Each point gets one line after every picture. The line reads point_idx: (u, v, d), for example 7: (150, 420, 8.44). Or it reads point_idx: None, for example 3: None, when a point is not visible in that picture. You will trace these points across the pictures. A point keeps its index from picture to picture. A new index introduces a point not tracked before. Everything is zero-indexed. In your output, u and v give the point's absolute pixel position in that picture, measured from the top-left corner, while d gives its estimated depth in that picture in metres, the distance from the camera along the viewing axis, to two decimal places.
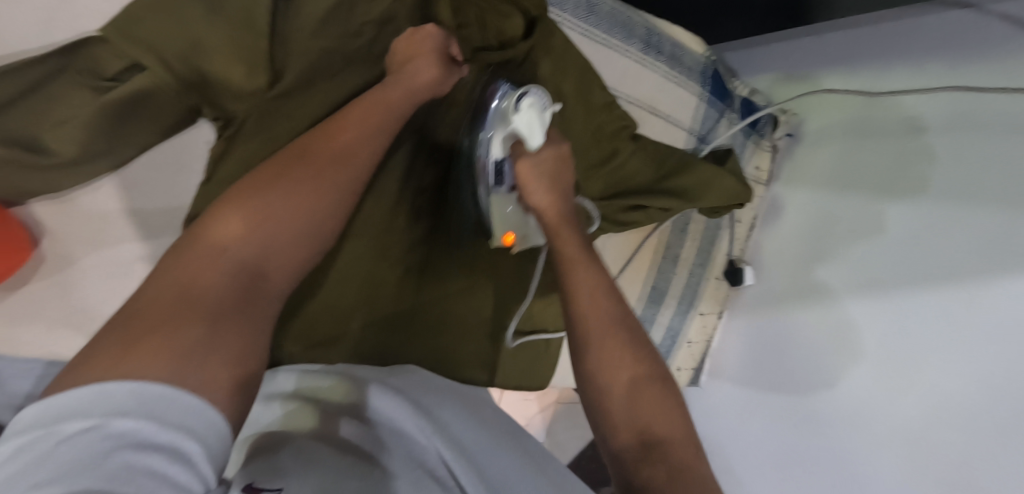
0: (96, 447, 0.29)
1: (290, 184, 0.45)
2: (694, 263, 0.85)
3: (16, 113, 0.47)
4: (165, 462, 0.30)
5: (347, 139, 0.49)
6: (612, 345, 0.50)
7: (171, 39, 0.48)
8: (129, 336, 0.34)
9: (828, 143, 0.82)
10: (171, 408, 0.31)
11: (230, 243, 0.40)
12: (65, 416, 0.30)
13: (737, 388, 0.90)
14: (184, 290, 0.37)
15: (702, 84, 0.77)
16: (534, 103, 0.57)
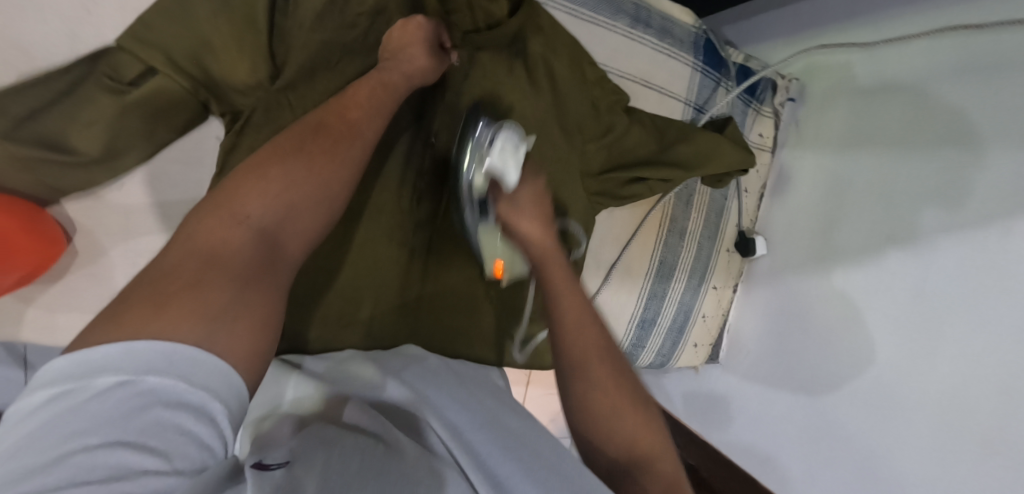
0: (127, 405, 0.30)
1: (301, 160, 0.47)
2: (702, 236, 0.85)
3: (46, 119, 0.51)
4: (191, 422, 0.31)
5: (356, 117, 0.53)
6: (598, 367, 0.53)
7: (182, 40, 0.53)
8: (158, 296, 0.35)
9: (833, 104, 0.80)
10: (198, 369, 0.33)
11: (248, 212, 0.43)
12: (95, 371, 0.31)
13: (757, 362, 0.88)
14: (209, 256, 0.39)
15: (694, 54, 0.77)
16: (508, 143, 0.59)
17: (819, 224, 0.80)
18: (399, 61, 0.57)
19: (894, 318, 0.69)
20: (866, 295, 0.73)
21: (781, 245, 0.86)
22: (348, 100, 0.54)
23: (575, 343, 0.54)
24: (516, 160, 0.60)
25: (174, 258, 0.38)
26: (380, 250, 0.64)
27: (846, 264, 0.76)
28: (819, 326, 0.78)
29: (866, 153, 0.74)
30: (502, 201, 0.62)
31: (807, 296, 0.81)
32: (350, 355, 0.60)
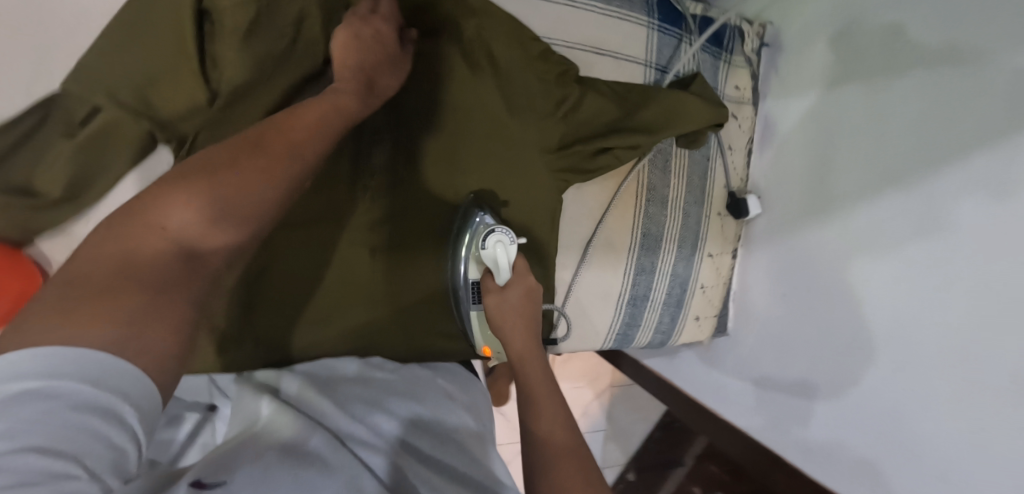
0: (34, 409, 0.31)
1: (239, 174, 0.45)
2: (688, 202, 0.80)
3: (11, 167, 0.55)
4: (103, 424, 0.33)
5: (301, 135, 0.50)
6: (567, 470, 0.48)
7: (121, 77, 0.56)
8: (58, 305, 0.36)
9: (811, 39, 0.74)
10: (112, 373, 0.34)
11: (171, 221, 0.42)
12: (1, 380, 0.31)
13: (767, 330, 0.81)
14: (121, 264, 0.39)
15: (647, 12, 0.74)
16: (501, 240, 0.64)
17: (814, 172, 0.74)
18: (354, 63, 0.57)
19: (896, 254, 0.62)
20: (866, 239, 0.66)
21: (776, 201, 0.80)
22: (294, 116, 0.51)
23: (545, 432, 0.52)
24: (505, 260, 0.65)
25: (80, 271, 0.38)
26: (341, 252, 0.65)
27: (847, 209, 0.69)
28: (824, 280, 0.72)
29: (856, 86, 0.67)
30: (491, 292, 0.65)
31: (810, 248, 0.74)
32: (319, 364, 0.60)
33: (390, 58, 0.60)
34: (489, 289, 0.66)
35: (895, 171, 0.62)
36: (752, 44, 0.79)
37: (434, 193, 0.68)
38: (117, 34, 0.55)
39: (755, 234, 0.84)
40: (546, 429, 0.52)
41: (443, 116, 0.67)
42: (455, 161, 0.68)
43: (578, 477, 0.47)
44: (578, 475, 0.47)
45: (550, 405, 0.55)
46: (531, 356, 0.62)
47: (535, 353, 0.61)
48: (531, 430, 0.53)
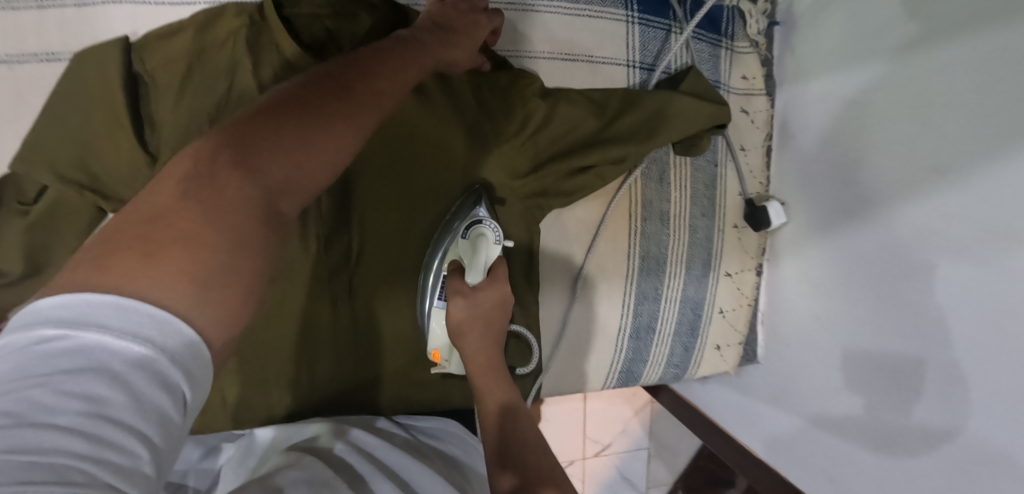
0: (116, 371, 0.25)
1: (322, 111, 0.39)
2: (695, 216, 0.69)
3: None
4: (171, 405, 0.26)
5: (380, 81, 0.45)
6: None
7: (65, 151, 0.55)
8: (155, 238, 0.29)
9: (831, 10, 0.62)
10: (185, 347, 0.27)
11: (256, 163, 0.34)
12: (78, 324, 0.25)
13: (797, 358, 0.69)
14: (205, 204, 0.31)
15: (625, 5, 0.65)
16: (483, 235, 0.60)
17: (843, 169, 0.62)
18: (443, 36, 0.54)
19: (954, 267, 0.50)
20: (910, 250, 0.54)
21: (798, 203, 0.68)
22: (369, 71, 0.45)
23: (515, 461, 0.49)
24: (483, 260, 0.60)
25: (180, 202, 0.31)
26: (297, 311, 0.59)
27: (884, 208, 0.57)
28: (864, 299, 0.60)
29: (896, 64, 0.55)
30: (457, 296, 0.58)
31: (843, 254, 0.62)
32: (358, 416, 0.58)
33: (476, 34, 0.57)
34: (457, 290, 0.58)
35: (943, 162, 0.51)
36: (756, 25, 0.68)
37: (396, 235, 0.62)
38: (56, 108, 0.55)
39: (779, 244, 0.71)
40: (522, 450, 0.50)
41: (394, 151, 0.60)
42: (413, 199, 0.62)
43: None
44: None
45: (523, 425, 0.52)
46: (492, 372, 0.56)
47: (497, 367, 0.56)
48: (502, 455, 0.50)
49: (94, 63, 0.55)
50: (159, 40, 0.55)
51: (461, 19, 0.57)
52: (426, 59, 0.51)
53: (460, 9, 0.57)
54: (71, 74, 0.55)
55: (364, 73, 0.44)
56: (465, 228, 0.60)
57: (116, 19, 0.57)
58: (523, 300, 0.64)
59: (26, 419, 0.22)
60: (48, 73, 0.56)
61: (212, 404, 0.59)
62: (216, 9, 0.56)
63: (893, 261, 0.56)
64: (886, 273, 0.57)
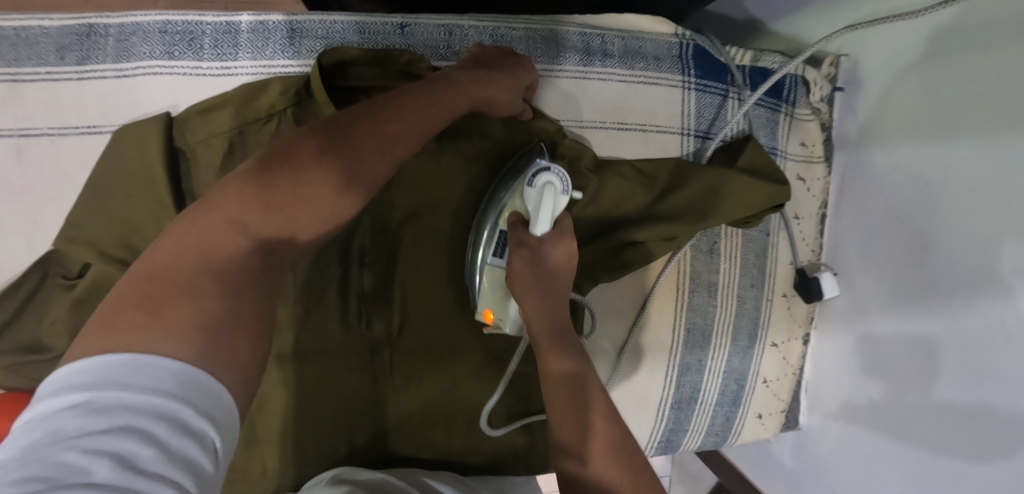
0: (139, 427, 0.27)
1: (319, 167, 0.42)
2: (742, 286, 0.67)
3: (25, 324, 0.54)
4: (196, 452, 0.28)
5: (394, 126, 0.46)
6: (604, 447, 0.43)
7: (107, 231, 0.53)
8: (155, 297, 0.33)
9: (905, 76, 0.58)
10: (203, 396, 0.30)
11: (250, 217, 0.39)
12: (100, 386, 0.28)
13: (844, 430, 0.66)
14: (203, 261, 0.36)
15: (682, 70, 0.62)
16: (551, 184, 0.53)
17: (906, 249, 0.58)
18: (481, 74, 0.52)
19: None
20: (982, 350, 0.50)
21: (855, 277, 0.65)
22: (385, 113, 0.46)
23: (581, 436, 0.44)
24: (550, 209, 0.53)
25: (178, 254, 0.36)
26: (341, 383, 0.59)
27: (951, 300, 0.53)
28: (908, 382, 0.58)
29: (967, 140, 0.51)
30: (521, 246, 0.53)
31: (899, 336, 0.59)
32: (423, 470, 0.57)
33: (519, 76, 0.54)
34: (522, 241, 0.53)
35: (1002, 267, 0.49)
36: (820, 91, 0.67)
37: (441, 306, 0.62)
38: (99, 184, 0.53)
39: (831, 317, 0.69)
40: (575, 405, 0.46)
41: (442, 227, 0.60)
42: (455, 272, 0.61)
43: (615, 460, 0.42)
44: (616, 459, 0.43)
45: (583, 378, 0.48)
46: (561, 344, 0.50)
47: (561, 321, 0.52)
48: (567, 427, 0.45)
49: (139, 136, 0.53)
50: (200, 114, 0.54)
51: (505, 58, 0.55)
52: (459, 98, 0.50)
53: (503, 52, 0.55)
54: (117, 150, 0.53)
55: (380, 119, 0.45)
56: (529, 176, 0.53)
57: (155, 89, 0.55)
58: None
59: (61, 483, 0.24)
60: (88, 146, 0.55)
61: (252, 474, 0.58)
62: (262, 82, 0.54)
63: (964, 368, 0.52)
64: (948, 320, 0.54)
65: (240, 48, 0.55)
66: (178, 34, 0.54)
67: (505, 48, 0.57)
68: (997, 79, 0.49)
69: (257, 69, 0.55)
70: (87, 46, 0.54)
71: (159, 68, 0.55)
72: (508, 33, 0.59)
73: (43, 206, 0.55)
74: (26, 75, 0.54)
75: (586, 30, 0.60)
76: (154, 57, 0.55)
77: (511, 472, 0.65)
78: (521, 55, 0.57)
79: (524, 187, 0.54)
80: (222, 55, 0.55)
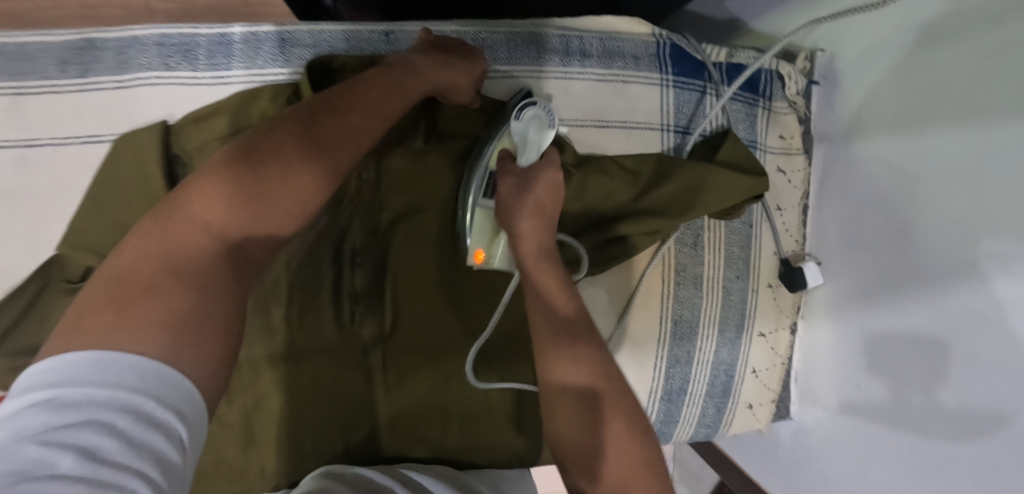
0: (103, 420, 0.32)
1: (279, 163, 0.47)
2: (728, 277, 0.68)
3: (27, 327, 0.56)
4: (160, 441, 0.34)
5: (350, 118, 0.51)
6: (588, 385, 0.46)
7: (107, 235, 0.55)
8: (125, 297, 0.39)
9: (883, 66, 0.60)
10: (167, 390, 0.36)
11: (213, 218, 0.45)
12: (65, 384, 0.33)
13: (834, 418, 0.67)
14: (169, 262, 0.42)
15: (660, 69, 0.64)
16: (538, 117, 0.55)
17: (886, 239, 0.60)
18: (438, 59, 0.55)
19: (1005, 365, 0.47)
20: (963, 334, 0.51)
21: (839, 267, 0.67)
22: (341, 109, 0.51)
23: (574, 382, 0.46)
24: (540, 142, 0.56)
25: (145, 258, 0.42)
26: (335, 380, 0.61)
27: (936, 286, 0.54)
28: (911, 384, 0.57)
29: (942, 128, 0.53)
30: (505, 178, 0.54)
31: (891, 315, 0.59)
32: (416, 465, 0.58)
33: (478, 63, 0.58)
34: (508, 172, 0.55)
35: (978, 254, 0.50)
36: (795, 85, 0.68)
37: (432, 304, 0.63)
38: (98, 191, 0.56)
39: (818, 306, 0.70)
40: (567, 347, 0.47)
41: (432, 226, 0.62)
42: (447, 269, 0.63)
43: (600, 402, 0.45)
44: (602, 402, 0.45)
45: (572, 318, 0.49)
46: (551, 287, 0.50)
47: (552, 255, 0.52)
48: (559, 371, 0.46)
49: (137, 144, 0.55)
50: (196, 122, 0.56)
51: (460, 46, 0.58)
52: (418, 84, 0.54)
53: (456, 39, 0.58)
54: (115, 158, 0.56)
55: (336, 113, 0.50)
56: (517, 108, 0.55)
57: (152, 99, 0.57)
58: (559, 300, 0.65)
59: (30, 473, 0.29)
60: (88, 155, 0.57)
61: (252, 473, 0.59)
62: (255, 90, 0.56)
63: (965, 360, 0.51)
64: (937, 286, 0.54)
65: (234, 58, 0.57)
66: (174, 46, 0.57)
67: (457, 35, 0.59)
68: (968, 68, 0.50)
69: (251, 77, 0.58)
70: (87, 59, 0.57)
71: (156, 79, 0.57)
72: (490, 37, 0.61)
73: (41, 214, 0.57)
74: (29, 88, 0.56)
75: (565, 31, 0.62)
76: (151, 69, 0.57)
77: (506, 464, 0.66)
78: (474, 46, 0.59)
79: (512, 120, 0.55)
80: (216, 65, 0.57)
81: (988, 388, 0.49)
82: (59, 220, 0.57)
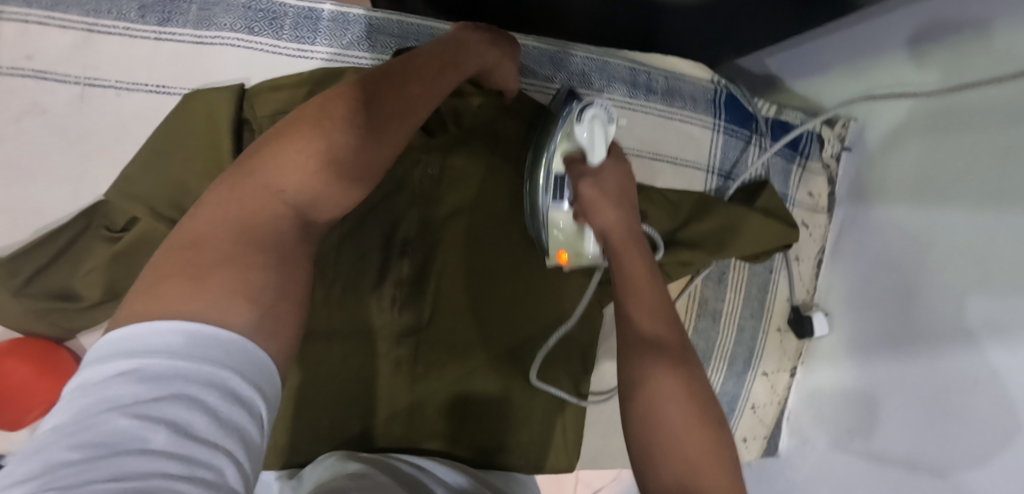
0: (191, 394, 0.28)
1: (339, 125, 0.42)
2: (743, 316, 0.73)
3: (60, 269, 0.54)
4: (246, 420, 0.30)
5: (412, 91, 0.48)
6: (665, 365, 0.43)
7: (159, 189, 0.53)
8: (200, 269, 0.33)
9: (906, 143, 0.66)
10: (248, 364, 0.31)
11: (287, 186, 0.39)
12: (151, 354, 0.29)
13: (822, 460, 0.72)
14: (247, 230, 0.36)
15: (715, 113, 0.69)
16: (597, 115, 0.55)
17: (894, 297, 0.65)
18: (485, 37, 0.57)
19: (989, 416, 0.54)
20: (940, 384, 0.59)
21: (842, 321, 0.73)
22: (404, 80, 0.48)
23: (645, 349, 0.45)
24: (603, 137, 0.55)
25: (220, 223, 0.36)
26: (363, 365, 0.61)
27: (930, 344, 0.60)
28: (856, 431, 0.68)
29: (958, 209, 0.59)
30: (583, 177, 0.56)
31: (852, 388, 0.70)
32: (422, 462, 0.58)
33: (513, 47, 0.60)
34: (582, 172, 0.56)
35: (969, 322, 0.57)
36: (832, 150, 0.75)
37: (470, 302, 0.64)
38: (159, 143, 0.54)
39: (820, 355, 0.75)
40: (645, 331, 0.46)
41: (488, 227, 0.64)
42: (492, 268, 0.65)
43: (678, 380, 0.43)
44: (679, 380, 0.43)
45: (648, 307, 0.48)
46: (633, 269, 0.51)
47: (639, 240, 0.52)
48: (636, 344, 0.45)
49: (205, 102, 0.55)
50: (271, 90, 0.56)
51: (497, 31, 0.59)
52: (470, 62, 0.55)
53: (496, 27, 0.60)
54: (181, 113, 0.55)
55: (398, 83, 0.47)
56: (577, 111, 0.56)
57: (230, 61, 0.57)
58: (590, 313, 0.69)
59: (119, 447, 0.25)
60: (152, 104, 0.56)
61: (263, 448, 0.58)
62: (334, 68, 0.57)
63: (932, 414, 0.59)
64: (931, 364, 0.60)
65: (320, 34, 0.59)
66: (261, 12, 0.58)
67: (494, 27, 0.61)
68: (987, 161, 0.56)
69: (331, 55, 0.59)
70: (169, 9, 0.56)
71: (237, 40, 0.57)
72: (567, 57, 0.66)
73: (95, 156, 0.56)
74: (103, 27, 0.55)
75: (634, 64, 0.67)
76: (233, 30, 0.57)
77: (523, 472, 0.67)
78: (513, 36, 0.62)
79: (574, 124, 0.56)
80: (300, 38, 0.59)
81: (987, 421, 0.54)
82: (113, 168, 0.56)
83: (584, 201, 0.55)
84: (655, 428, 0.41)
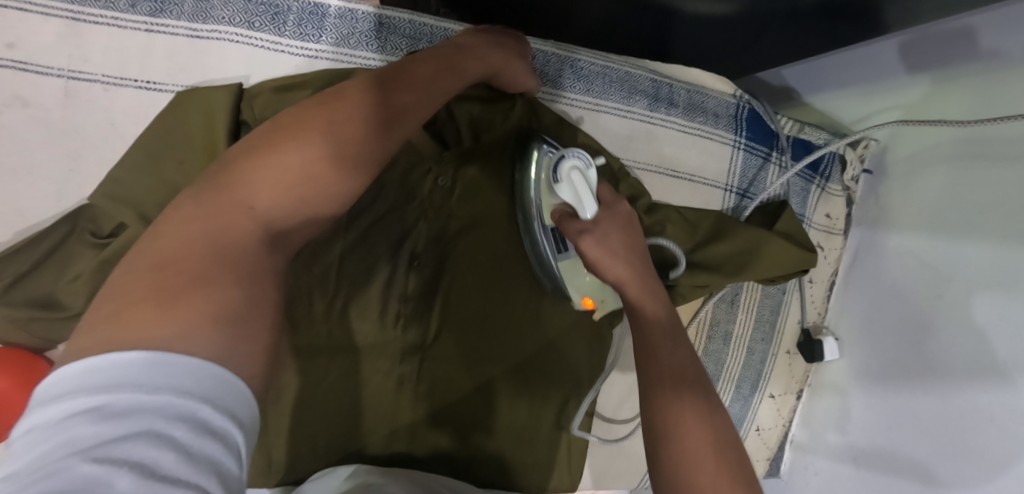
0: (157, 430, 0.23)
1: (324, 136, 0.38)
2: (754, 338, 0.73)
3: (44, 276, 0.50)
4: (221, 452, 0.24)
5: (405, 97, 0.44)
6: (701, 447, 0.40)
7: (152, 193, 0.50)
8: (170, 290, 0.29)
9: (930, 168, 0.64)
10: (225, 390, 0.26)
11: (259, 202, 0.35)
12: (108, 389, 0.24)
13: (823, 482, 0.71)
14: (220, 248, 0.32)
15: (736, 129, 0.67)
16: (576, 167, 0.52)
17: (905, 319, 0.64)
18: (485, 38, 0.53)
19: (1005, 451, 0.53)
20: (950, 413, 0.58)
21: (851, 345, 0.71)
22: (395, 85, 0.44)
23: (674, 425, 0.41)
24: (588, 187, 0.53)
25: (188, 242, 0.31)
26: (361, 383, 0.58)
27: (950, 378, 0.58)
28: (830, 426, 0.72)
29: (980, 241, 0.57)
30: (584, 234, 0.52)
31: (828, 388, 0.74)
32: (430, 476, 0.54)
33: (520, 47, 0.56)
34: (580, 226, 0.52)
35: (995, 358, 0.54)
36: (853, 172, 0.73)
37: (473, 319, 0.62)
38: (150, 143, 0.50)
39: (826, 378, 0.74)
40: (676, 409, 0.42)
41: (497, 243, 0.62)
42: (495, 286, 0.62)
43: (718, 462, 0.39)
44: (719, 461, 0.39)
45: (675, 381, 0.44)
46: (653, 338, 0.47)
47: (656, 299, 0.50)
48: (668, 420, 0.42)
49: (201, 101, 0.51)
50: (275, 91, 0.52)
51: (503, 33, 0.56)
52: (472, 64, 0.50)
53: (507, 30, 0.57)
54: (176, 112, 0.51)
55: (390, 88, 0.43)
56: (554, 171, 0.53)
57: (229, 58, 0.54)
58: (600, 335, 0.67)
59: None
60: (143, 102, 0.53)
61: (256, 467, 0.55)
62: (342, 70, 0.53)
63: (925, 432, 0.60)
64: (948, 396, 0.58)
65: (325, 32, 0.55)
66: (262, 6, 0.53)
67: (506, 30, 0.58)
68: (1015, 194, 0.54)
69: (336, 55, 0.55)
70: None
71: (236, 36, 0.53)
72: (587, 67, 0.63)
73: (82, 156, 0.52)
74: (89, 15, 0.51)
75: (656, 75, 0.64)
76: (232, 24, 0.53)
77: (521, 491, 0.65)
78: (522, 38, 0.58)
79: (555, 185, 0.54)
80: (304, 35, 0.55)
81: (990, 446, 0.54)
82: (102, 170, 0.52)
83: (591, 261, 0.52)
84: (665, 450, 0.41)
